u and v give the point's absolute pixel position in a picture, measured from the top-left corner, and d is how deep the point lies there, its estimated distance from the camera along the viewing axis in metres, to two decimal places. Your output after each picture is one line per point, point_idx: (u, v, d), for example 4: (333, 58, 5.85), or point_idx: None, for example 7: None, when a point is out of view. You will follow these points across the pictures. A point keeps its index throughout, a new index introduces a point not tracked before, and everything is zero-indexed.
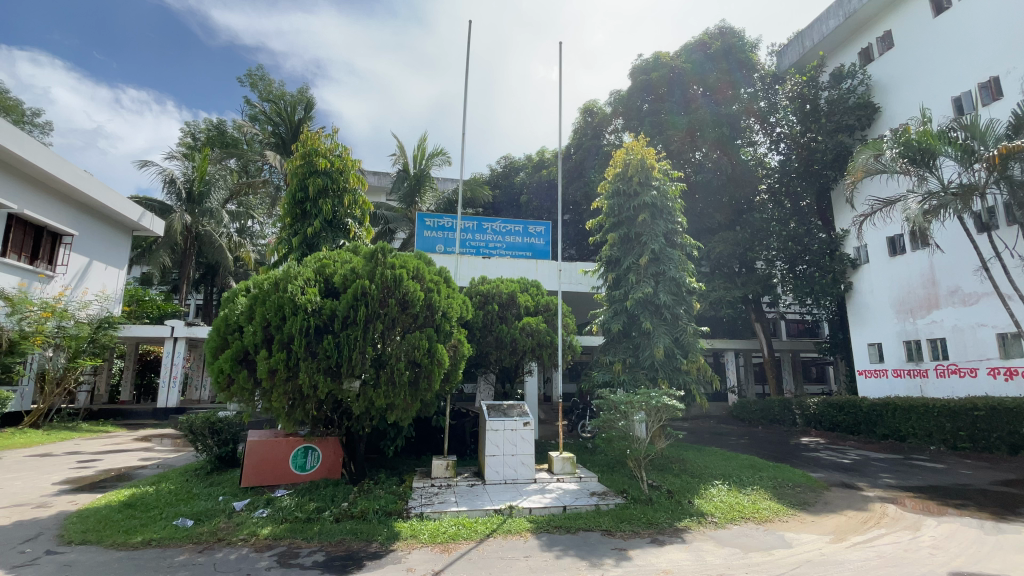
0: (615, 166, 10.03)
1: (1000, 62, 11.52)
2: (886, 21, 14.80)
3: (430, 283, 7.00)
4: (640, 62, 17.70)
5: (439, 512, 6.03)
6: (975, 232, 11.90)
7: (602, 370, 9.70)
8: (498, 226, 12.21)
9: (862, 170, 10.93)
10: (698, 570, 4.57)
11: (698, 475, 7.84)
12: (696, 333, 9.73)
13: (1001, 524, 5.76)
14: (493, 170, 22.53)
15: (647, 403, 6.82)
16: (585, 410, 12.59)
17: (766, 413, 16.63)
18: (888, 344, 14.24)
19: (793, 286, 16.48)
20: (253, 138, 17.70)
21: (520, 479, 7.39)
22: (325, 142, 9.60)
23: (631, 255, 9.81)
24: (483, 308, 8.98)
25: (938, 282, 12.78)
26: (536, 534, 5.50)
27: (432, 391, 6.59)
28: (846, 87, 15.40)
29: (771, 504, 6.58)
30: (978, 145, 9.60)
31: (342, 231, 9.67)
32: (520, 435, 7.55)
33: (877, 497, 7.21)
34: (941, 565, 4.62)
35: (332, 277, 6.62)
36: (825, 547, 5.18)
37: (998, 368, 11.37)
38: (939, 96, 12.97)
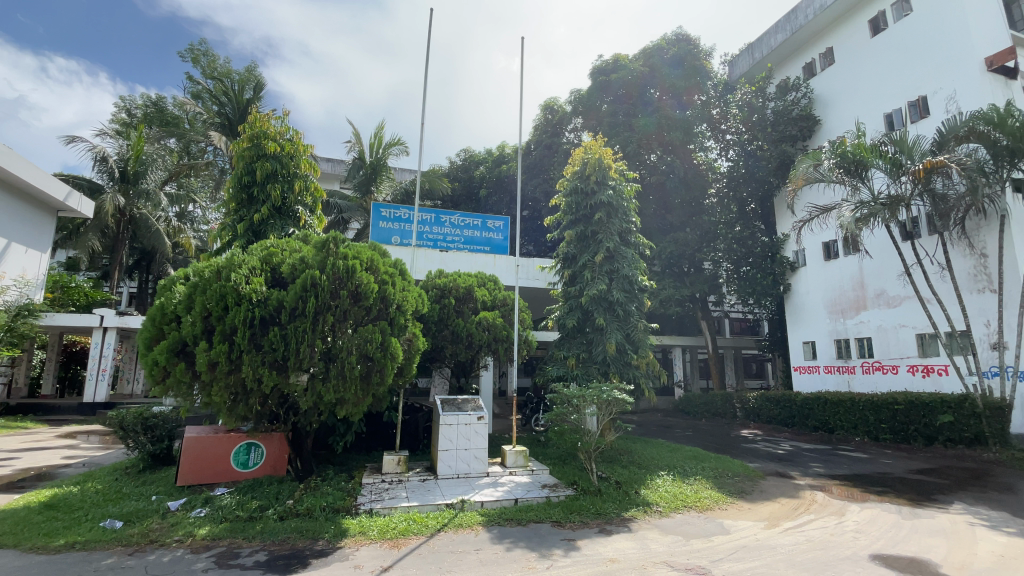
0: (574, 163, 10.17)
1: (927, 83, 12.48)
2: (829, 38, 15.65)
3: (384, 275, 6.80)
4: (599, 62, 18.00)
5: (389, 508, 5.92)
6: (901, 240, 12.85)
7: (556, 365, 9.83)
8: (456, 219, 12.20)
9: (802, 178, 11.55)
10: (643, 558, 4.72)
11: (645, 466, 8.10)
12: (647, 330, 9.99)
13: (917, 509, 6.30)
14: (451, 163, 22.26)
15: (599, 396, 6.95)
16: (538, 404, 12.75)
17: (709, 407, 17.44)
18: (821, 342, 15.21)
19: (736, 286, 17.26)
20: (196, 117, 16.72)
21: (473, 474, 7.38)
22: (275, 124, 9.11)
23: (586, 253, 9.96)
24: (440, 301, 8.87)
25: (867, 285, 13.75)
26: (488, 527, 5.51)
27: (384, 384, 6.46)
28: (790, 98, 16.22)
29: (712, 493, 6.90)
30: (905, 159, 10.30)
31: (291, 219, 9.27)
32: (474, 429, 7.53)
33: (807, 485, 7.73)
34: (863, 548, 4.98)
35: (279, 267, 6.32)
36: (760, 532, 5.48)
37: (917, 366, 12.39)
38: (872, 112, 13.94)
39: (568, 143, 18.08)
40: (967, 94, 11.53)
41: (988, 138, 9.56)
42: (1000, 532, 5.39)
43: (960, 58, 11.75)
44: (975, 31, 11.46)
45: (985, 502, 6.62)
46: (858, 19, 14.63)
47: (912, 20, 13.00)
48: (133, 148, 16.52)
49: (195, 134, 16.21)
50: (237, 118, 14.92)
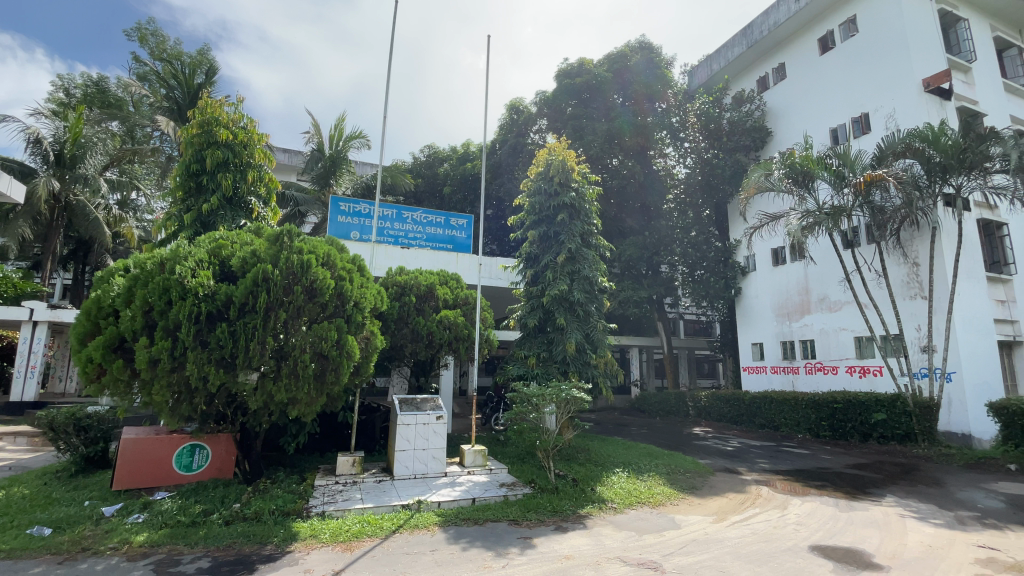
0: (537, 164, 10.25)
1: (870, 101, 13.29)
2: (782, 54, 16.39)
3: (341, 271, 6.61)
4: (565, 65, 18.18)
5: (342, 510, 5.77)
6: (843, 248, 13.64)
7: (517, 364, 9.87)
8: (418, 216, 12.16)
9: (754, 186, 12.06)
10: (598, 554, 4.79)
11: (601, 464, 8.25)
12: (606, 330, 10.14)
13: (852, 502, 6.69)
14: (414, 159, 21.93)
15: (558, 395, 7.02)
16: (499, 403, 12.73)
17: (663, 405, 17.96)
18: (768, 343, 15.94)
19: (691, 289, 17.83)
20: (142, 99, 15.77)
21: (430, 474, 7.29)
22: (228, 111, 8.69)
23: (549, 253, 10.04)
24: (400, 298, 8.71)
25: (811, 290, 14.52)
26: (444, 528, 5.46)
27: (339, 384, 6.29)
28: (745, 110, 16.90)
29: (664, 488, 7.10)
30: (848, 171, 10.92)
31: (243, 210, 8.88)
32: (432, 429, 7.45)
33: (753, 480, 8.07)
34: (803, 539, 5.25)
35: (229, 260, 6.04)
36: (708, 526, 5.68)
37: (855, 366, 13.18)
38: (819, 126, 14.72)
39: (533, 143, 18.15)
40: (905, 113, 12.35)
41: (922, 155, 10.24)
42: (927, 524, 5.79)
43: (899, 79, 12.55)
44: (913, 55, 12.29)
45: (913, 495, 7.11)
46: (809, 37, 15.39)
47: (857, 41, 13.80)
48: (70, 130, 15.38)
49: (139, 118, 15.26)
50: (187, 103, 14.21)
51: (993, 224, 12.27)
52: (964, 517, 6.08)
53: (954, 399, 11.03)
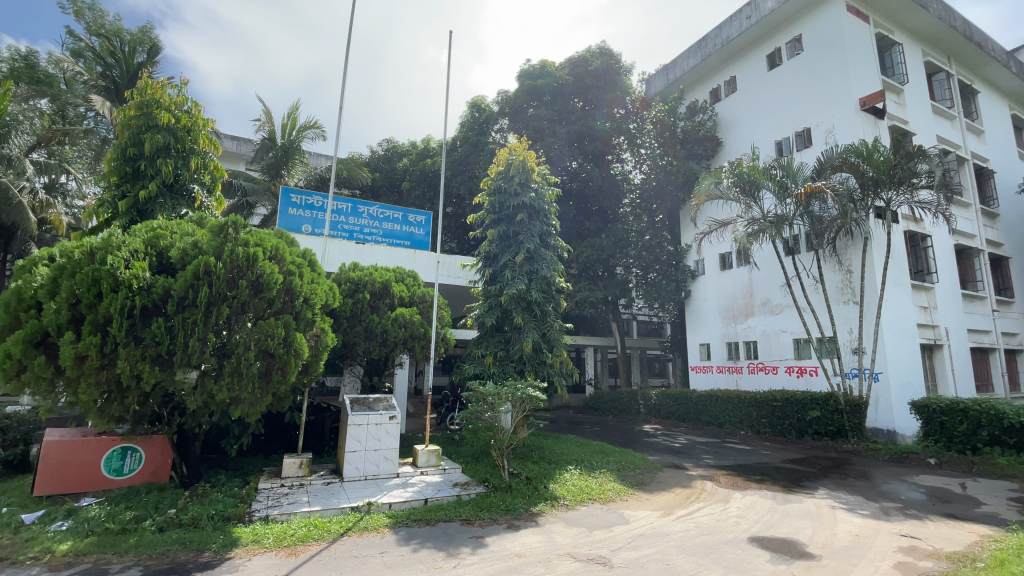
0: (498, 164, 10.26)
1: (812, 117, 14.10)
2: (733, 67, 17.11)
3: (290, 266, 6.35)
4: (527, 66, 18.27)
5: (287, 514, 5.55)
6: (784, 255, 14.40)
7: (474, 363, 9.84)
8: (374, 211, 11.90)
9: (705, 194, 12.56)
10: (548, 551, 4.84)
11: (555, 462, 8.34)
12: (563, 330, 10.24)
13: (788, 495, 7.08)
14: (372, 152, 21.44)
15: (513, 394, 7.03)
16: (454, 403, 12.61)
17: (616, 404, 18.40)
18: (715, 344, 16.62)
19: (645, 291, 18.35)
20: (75, 76, 14.62)
21: (382, 475, 7.15)
22: (170, 93, 8.21)
23: (508, 252, 10.04)
24: (353, 295, 8.47)
25: (755, 293, 15.25)
26: (394, 529, 5.36)
27: (286, 383, 6.05)
28: (698, 119, 17.53)
29: (615, 485, 7.27)
30: (791, 182, 11.54)
31: (185, 199, 8.39)
32: (384, 429, 7.30)
33: (698, 475, 8.39)
34: (743, 531, 5.50)
35: (168, 251, 5.68)
36: (655, 521, 5.86)
37: (793, 366, 13.95)
38: (766, 138, 15.50)
39: (494, 142, 18.14)
40: (843, 130, 13.18)
41: (857, 169, 10.94)
42: (854, 515, 6.20)
43: (839, 98, 13.38)
44: (851, 76, 13.14)
45: (843, 487, 7.60)
46: (758, 53, 16.16)
47: (801, 59, 14.60)
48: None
49: (71, 96, 14.12)
50: (125, 83, 13.38)
51: (918, 236, 13.26)
52: (888, 508, 6.55)
53: (881, 398, 11.86)
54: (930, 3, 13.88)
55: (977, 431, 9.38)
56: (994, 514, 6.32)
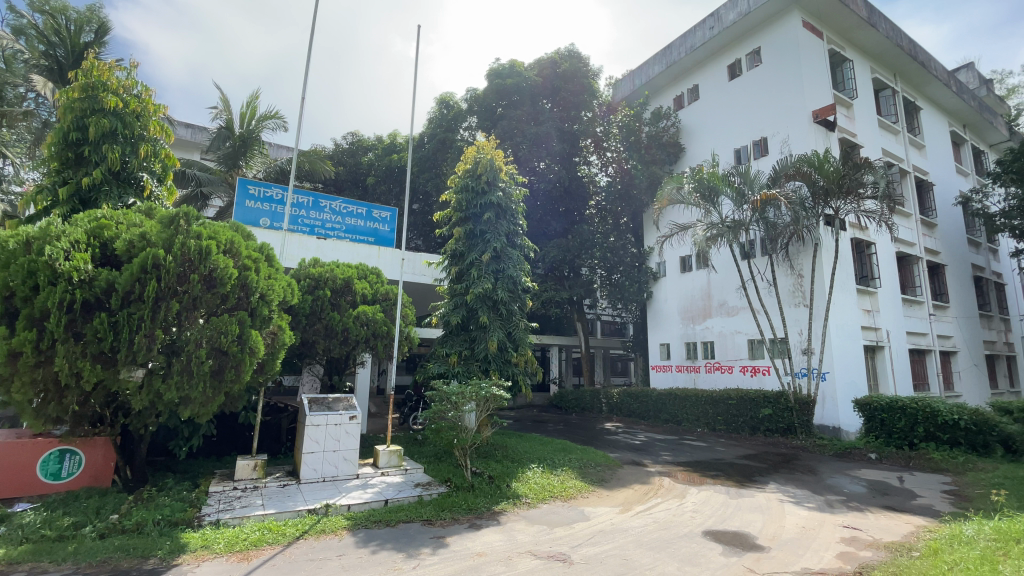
0: (465, 162, 10.21)
1: (768, 127, 14.69)
2: (696, 76, 17.62)
3: (245, 261, 6.13)
4: (496, 65, 18.26)
5: (240, 517, 5.35)
6: (740, 259, 14.95)
7: (438, 362, 9.77)
8: (337, 206, 11.64)
9: (667, 198, 12.91)
10: (509, 549, 4.85)
11: (517, 460, 8.38)
12: (528, 329, 10.27)
13: (741, 489, 7.36)
14: (336, 145, 20.93)
15: (477, 393, 7.02)
16: (417, 402, 12.45)
17: (579, 402, 18.66)
18: (674, 344, 17.08)
19: (609, 291, 18.65)
20: (13, 54, 13.60)
21: (341, 477, 6.99)
22: (119, 76, 7.78)
23: (474, 251, 10.01)
24: (313, 292, 8.23)
25: (712, 295, 15.76)
26: (353, 531, 5.25)
27: (240, 382, 5.83)
28: (662, 125, 18.00)
29: (576, 482, 7.37)
30: (748, 189, 12.00)
31: (133, 188, 7.94)
32: (344, 429, 7.14)
33: (657, 471, 8.61)
34: (698, 525, 5.68)
35: (113, 242, 5.37)
36: (614, 517, 5.98)
37: (747, 366, 14.49)
38: (726, 146, 16.06)
39: (461, 140, 18.04)
40: (797, 140, 13.80)
41: (809, 178, 11.46)
42: (801, 507, 6.51)
43: (794, 109, 13.99)
44: (805, 89, 13.77)
45: (791, 482, 7.97)
46: (720, 63, 16.70)
47: (760, 71, 15.19)
48: None
49: (8, 75, 13.14)
50: (70, 64, 12.62)
51: (864, 244, 14.03)
52: (833, 501, 6.91)
53: (827, 396, 12.49)
54: (878, 23, 14.70)
55: (914, 427, 10.01)
56: (927, 505, 6.76)
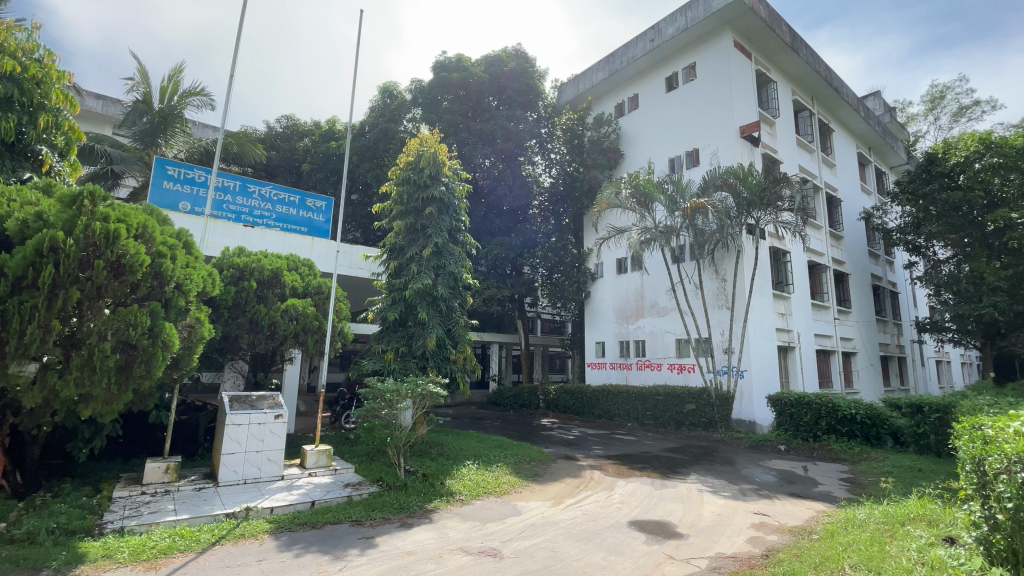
0: (408, 154, 10.02)
1: (700, 139, 15.54)
2: (637, 85, 18.28)
3: (159, 247, 5.65)
4: (442, 57, 18.07)
5: (148, 524, 4.95)
6: (671, 263, 15.73)
7: (373, 359, 9.52)
8: (267, 191, 11.04)
9: (606, 202, 13.36)
10: (440, 547, 4.83)
11: (452, 457, 8.33)
12: (468, 326, 10.20)
13: (665, 481, 7.77)
14: (269, 128, 19.82)
15: (413, 391, 6.92)
16: (351, 400, 12.05)
17: (517, 399, 18.90)
18: (609, 342, 17.66)
19: (549, 290, 18.97)
20: None
21: (264, 478, 6.65)
22: (18, 37, 6.94)
23: (415, 245, 9.83)
24: (237, 283, 7.72)
25: (645, 296, 16.47)
26: (275, 535, 5.01)
27: (151, 379, 5.37)
28: (603, 131, 18.53)
29: (510, 478, 7.45)
30: (680, 197, 12.63)
31: (30, 161, 7.14)
32: (269, 429, 6.80)
33: (588, 465, 8.89)
34: (624, 516, 5.93)
35: (2, 221, 4.80)
36: (546, 510, 6.11)
37: (674, 363, 15.27)
38: (661, 155, 16.82)
39: (405, 132, 17.66)
40: (725, 152, 14.70)
41: (735, 189, 12.24)
42: (718, 496, 6.97)
43: (724, 123, 14.89)
44: (734, 105, 14.69)
45: (710, 472, 8.51)
46: (659, 74, 17.42)
47: (695, 85, 16.02)
48: None
49: None
50: None
51: (781, 252, 15.18)
52: (746, 489, 7.45)
53: (745, 392, 13.42)
54: (800, 48, 15.93)
55: (817, 421, 11.00)
56: (826, 492, 7.45)
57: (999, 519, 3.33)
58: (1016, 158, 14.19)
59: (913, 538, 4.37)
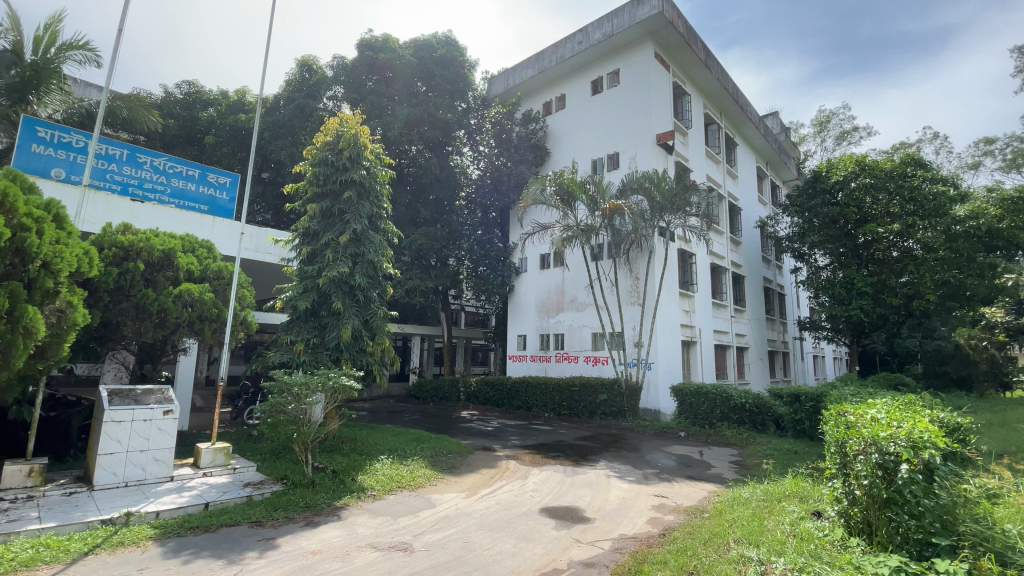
0: (326, 133, 9.50)
1: (621, 143, 16.25)
2: (564, 85, 18.70)
3: (23, 219, 4.90)
4: (367, 36, 17.26)
5: (4, 534, 4.31)
6: (590, 261, 16.35)
7: (281, 351, 8.97)
8: (160, 162, 9.97)
9: (531, 198, 13.60)
10: (348, 544, 4.67)
11: (366, 452, 8.08)
12: (387, 318, 9.86)
13: (576, 468, 8.11)
14: (167, 93, 17.86)
15: (324, 383, 6.64)
16: (254, 394, 11.25)
17: (437, 392, 18.73)
18: (530, 335, 18.02)
19: (473, 283, 18.93)
20: None
21: (149, 480, 6.04)
22: None
23: (330, 231, 9.37)
24: (120, 265, 6.91)
25: (565, 291, 16.99)
26: (162, 541, 4.58)
27: (10, 370, 4.66)
28: (531, 127, 18.80)
29: (425, 471, 7.38)
30: (599, 198, 13.16)
31: None
32: (156, 426, 6.16)
33: (504, 456, 9.03)
34: (536, 503, 6.10)
35: None
36: (460, 502, 6.13)
37: (590, 356, 15.92)
38: (585, 155, 17.39)
39: (324, 109, 16.72)
40: (643, 158, 15.52)
41: (649, 193, 12.96)
42: (624, 481, 7.40)
43: (643, 130, 15.67)
44: (652, 113, 15.51)
45: (618, 459, 9.00)
46: (585, 77, 17.95)
47: (617, 90, 16.70)
48: None
49: None
50: None
51: (688, 254, 16.34)
52: (649, 474, 7.97)
53: (652, 383, 14.33)
54: (712, 66, 17.15)
55: (713, 409, 12.06)
56: (718, 474, 8.18)
57: (856, 494, 3.85)
58: (884, 180, 16.46)
59: (788, 513, 4.92)
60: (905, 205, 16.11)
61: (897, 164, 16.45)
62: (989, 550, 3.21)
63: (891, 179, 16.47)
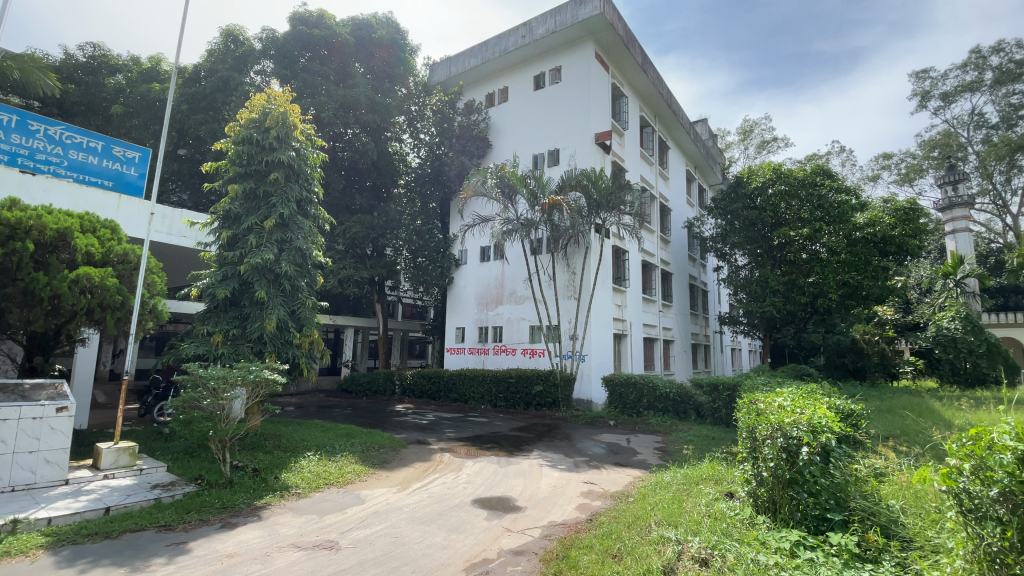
0: (251, 109, 8.90)
1: (561, 140, 16.50)
2: (506, 78, 18.67)
3: None
4: (300, 10, 16.33)
5: None
6: (529, 255, 16.54)
7: (197, 342, 8.34)
8: (55, 131, 8.86)
9: (472, 190, 13.52)
10: (268, 545, 4.45)
11: (291, 449, 7.73)
12: (316, 309, 9.42)
13: (509, 459, 8.21)
14: (67, 55, 15.98)
15: (245, 377, 6.24)
16: (166, 389, 10.40)
17: (371, 385, 18.24)
18: (468, 328, 17.96)
19: (411, 273, 18.52)
20: None
21: (39, 484, 5.42)
22: None
23: (254, 215, 8.83)
24: (4, 245, 6.10)
25: (504, 285, 17.08)
26: (53, 549, 4.14)
27: None
28: (473, 118, 18.62)
29: (354, 466, 7.17)
30: (540, 193, 13.35)
31: None
32: (47, 425, 5.54)
33: (438, 449, 8.95)
34: (468, 495, 6.11)
35: None
36: (390, 497, 6.01)
37: (527, 348, 16.16)
38: (526, 149, 17.49)
39: (251, 85, 15.63)
40: (582, 155, 15.88)
41: (587, 191, 13.28)
42: (555, 470, 7.59)
43: (582, 128, 16.00)
44: (591, 112, 15.86)
45: (550, 448, 9.21)
46: (527, 71, 18.02)
47: (558, 87, 16.92)
48: None
49: None
50: None
51: (621, 251, 16.92)
52: (579, 462, 8.22)
53: (585, 374, 14.76)
54: (648, 70, 17.82)
55: (641, 399, 12.68)
56: (643, 460, 8.60)
57: (763, 475, 4.18)
58: (797, 187, 17.94)
59: (704, 495, 5.26)
60: (814, 211, 17.60)
61: (808, 173, 17.95)
62: (875, 524, 3.58)
63: (802, 186, 17.96)
